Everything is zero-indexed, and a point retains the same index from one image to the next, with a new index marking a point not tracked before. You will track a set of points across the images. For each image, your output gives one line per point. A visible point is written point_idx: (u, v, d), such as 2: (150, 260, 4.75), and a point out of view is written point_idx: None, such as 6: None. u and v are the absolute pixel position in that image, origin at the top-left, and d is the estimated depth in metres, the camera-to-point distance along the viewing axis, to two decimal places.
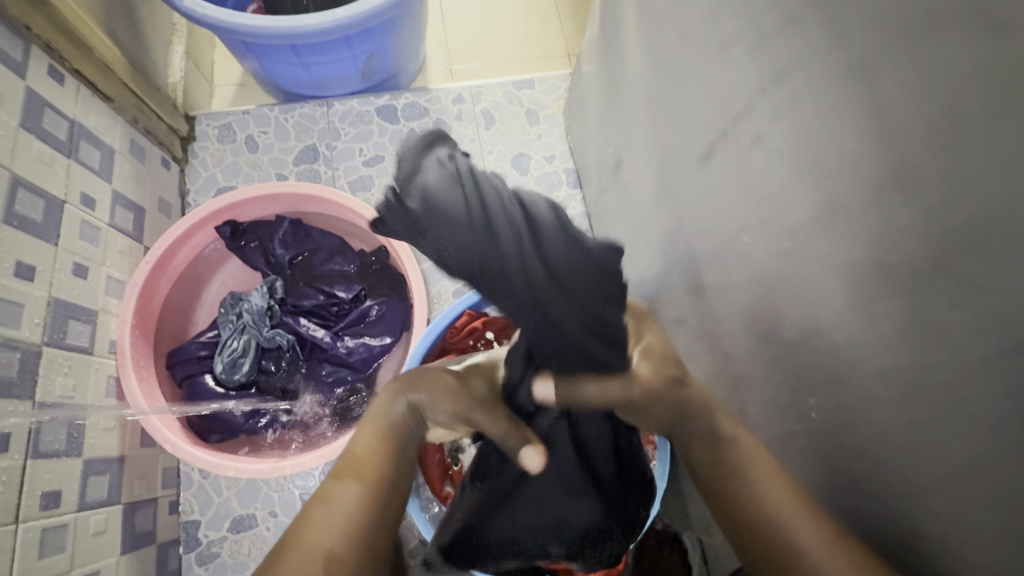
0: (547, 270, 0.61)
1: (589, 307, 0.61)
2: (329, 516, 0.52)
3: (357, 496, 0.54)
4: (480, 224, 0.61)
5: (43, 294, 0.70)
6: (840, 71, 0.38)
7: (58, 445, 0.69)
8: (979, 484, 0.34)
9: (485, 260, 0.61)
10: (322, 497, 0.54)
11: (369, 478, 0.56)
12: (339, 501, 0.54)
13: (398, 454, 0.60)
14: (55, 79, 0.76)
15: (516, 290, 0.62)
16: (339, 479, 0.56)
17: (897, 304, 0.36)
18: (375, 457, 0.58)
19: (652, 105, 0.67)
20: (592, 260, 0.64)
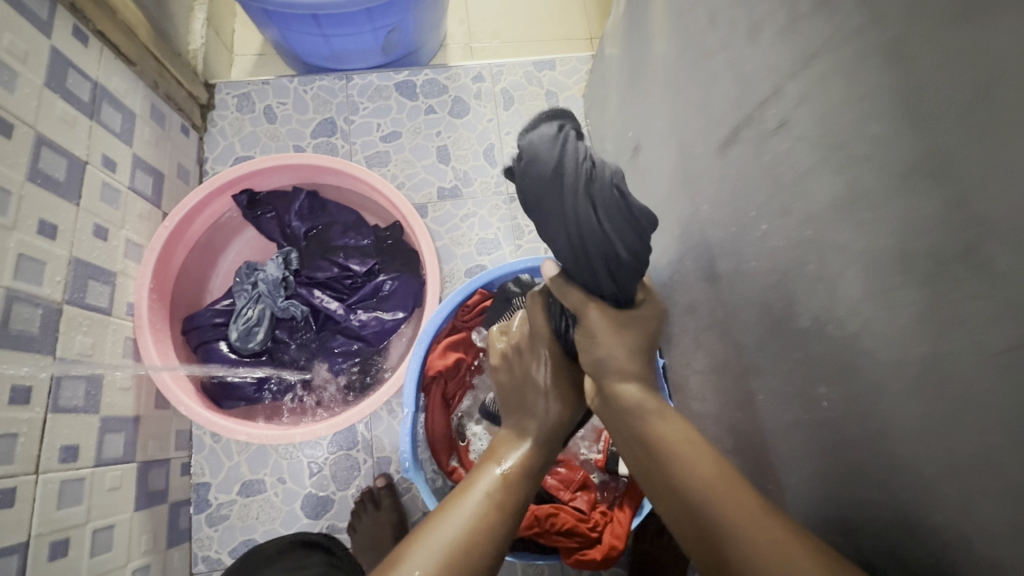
0: (601, 231, 0.49)
1: (623, 260, 0.51)
2: (464, 532, 0.49)
3: (496, 523, 0.51)
4: (558, 166, 0.46)
5: (64, 253, 0.71)
6: (873, 54, 0.37)
7: (76, 401, 0.71)
8: (987, 475, 0.34)
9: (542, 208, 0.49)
10: (466, 502, 0.52)
11: (511, 507, 0.52)
12: (480, 520, 0.50)
13: (536, 479, 0.56)
14: (78, 39, 0.76)
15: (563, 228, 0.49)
16: (488, 490, 0.52)
17: (918, 294, 0.36)
18: (519, 484, 0.54)
19: (675, 90, 0.66)
20: (633, 215, 0.50)
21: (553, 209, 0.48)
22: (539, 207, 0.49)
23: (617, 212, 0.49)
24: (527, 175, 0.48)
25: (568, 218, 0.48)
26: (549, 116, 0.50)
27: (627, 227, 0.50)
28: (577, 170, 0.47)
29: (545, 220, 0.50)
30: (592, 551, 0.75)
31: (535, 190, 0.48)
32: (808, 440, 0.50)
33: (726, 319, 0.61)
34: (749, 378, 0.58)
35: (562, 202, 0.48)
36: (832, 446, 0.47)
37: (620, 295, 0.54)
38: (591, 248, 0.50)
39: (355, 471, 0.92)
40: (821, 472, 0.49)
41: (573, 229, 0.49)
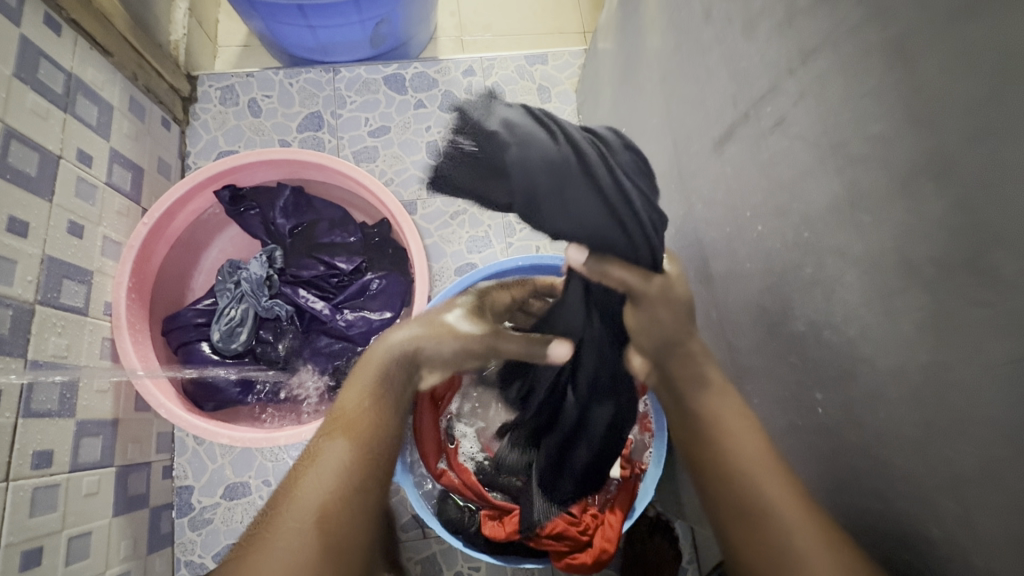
0: (629, 188, 0.49)
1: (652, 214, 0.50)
2: (317, 471, 0.50)
3: (345, 451, 0.52)
4: (557, 150, 0.46)
5: (37, 252, 0.68)
6: (876, 50, 0.35)
7: (50, 405, 0.68)
8: (988, 488, 0.33)
9: (564, 192, 0.46)
10: (312, 454, 0.52)
11: (352, 427, 0.54)
12: (333, 455, 0.51)
13: (385, 403, 0.59)
14: (51, 28, 0.73)
15: (595, 206, 0.47)
16: (333, 434, 0.54)
17: (919, 300, 0.35)
18: (358, 411, 0.56)
19: (669, 86, 0.65)
20: (642, 166, 0.51)
21: (573, 195, 0.46)
22: (562, 186, 0.46)
23: (633, 164, 0.50)
24: (531, 169, 0.45)
25: (592, 199, 0.47)
26: (493, 105, 0.49)
27: (642, 181, 0.51)
28: (571, 138, 0.47)
29: (573, 192, 0.46)
30: (583, 555, 0.76)
31: (546, 181, 0.46)
32: (803, 447, 0.50)
33: (719, 322, 0.60)
34: (744, 380, 0.57)
35: (583, 184, 0.46)
36: (827, 452, 0.46)
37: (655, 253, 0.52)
38: (632, 203, 0.48)
39: None
40: (818, 479, 0.48)
41: (608, 185, 0.47)
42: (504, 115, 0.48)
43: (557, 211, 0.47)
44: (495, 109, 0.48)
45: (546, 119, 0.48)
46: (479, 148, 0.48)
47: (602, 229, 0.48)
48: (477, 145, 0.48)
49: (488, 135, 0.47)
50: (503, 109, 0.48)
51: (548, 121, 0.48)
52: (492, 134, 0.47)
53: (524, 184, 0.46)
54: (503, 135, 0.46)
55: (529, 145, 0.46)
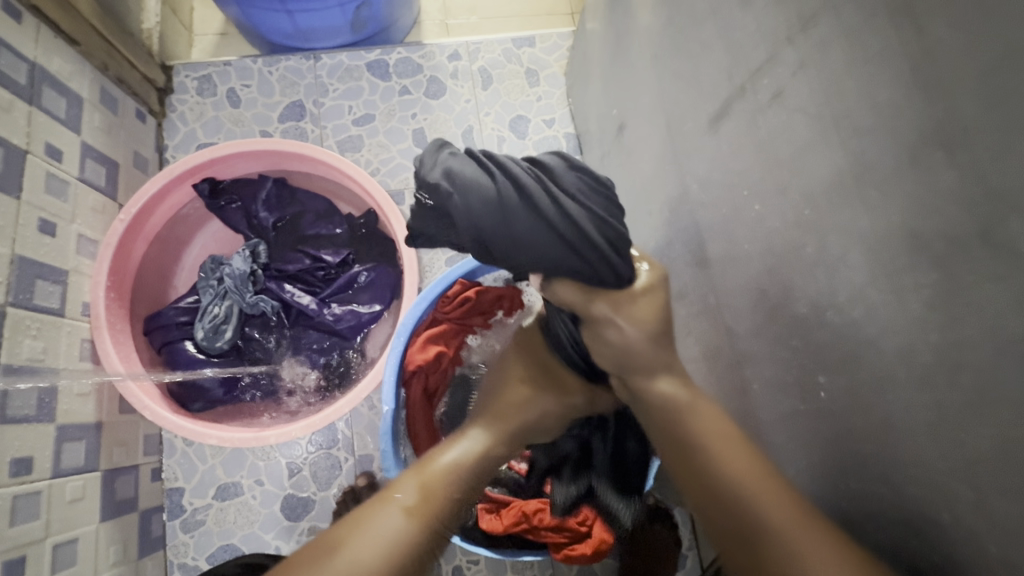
0: (581, 210, 0.50)
1: (612, 231, 0.51)
2: (380, 550, 0.46)
3: (411, 537, 0.48)
4: (497, 188, 0.47)
5: (5, 252, 0.66)
6: (882, 11, 0.33)
7: (27, 410, 0.66)
8: (1004, 472, 0.31)
9: (512, 232, 0.48)
10: (380, 519, 0.48)
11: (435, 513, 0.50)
12: (398, 532, 0.47)
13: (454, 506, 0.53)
14: (11, 15, 0.69)
15: (545, 239, 0.49)
16: (407, 512, 0.49)
17: (928, 277, 0.33)
18: (450, 484, 0.53)
19: (661, 63, 0.62)
20: (603, 189, 0.52)
21: (520, 232, 0.48)
22: (505, 227, 0.48)
23: (584, 187, 0.51)
24: (475, 216, 0.47)
25: (540, 231, 0.48)
26: (436, 154, 0.51)
27: (597, 202, 0.51)
28: (513, 176, 0.49)
29: (517, 230, 0.48)
30: (582, 546, 0.73)
31: (492, 224, 0.48)
32: (804, 432, 0.48)
33: (717, 306, 0.58)
34: (743, 366, 0.55)
35: (528, 222, 0.48)
36: (833, 438, 0.45)
37: (618, 271, 0.52)
38: (585, 226, 0.49)
39: (336, 470, 0.89)
40: (823, 466, 0.47)
41: (554, 217, 0.49)
42: (447, 161, 0.50)
43: (504, 249, 0.49)
44: (439, 157, 0.51)
45: (486, 160, 0.50)
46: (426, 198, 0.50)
47: (559, 254, 0.50)
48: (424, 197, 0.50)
49: (432, 188, 0.49)
50: (443, 158, 0.51)
51: (486, 161, 0.50)
52: (435, 186, 0.49)
53: (469, 229, 0.48)
54: (447, 186, 0.48)
55: (468, 193, 0.47)
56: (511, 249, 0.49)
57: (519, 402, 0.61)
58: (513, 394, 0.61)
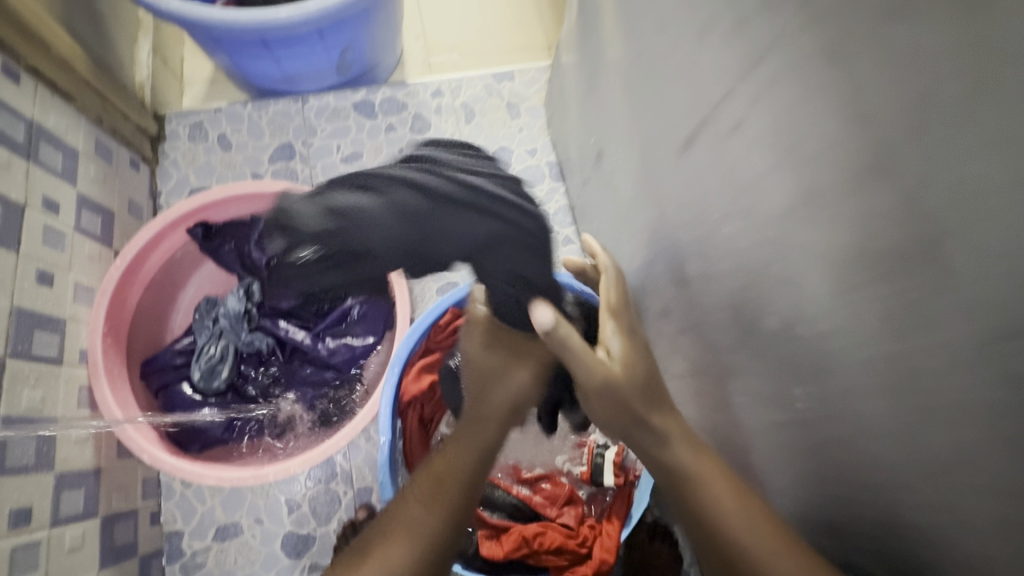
0: (468, 181, 0.58)
1: (503, 187, 0.60)
2: (408, 539, 0.53)
3: (433, 521, 0.54)
4: (387, 202, 0.55)
5: (5, 304, 0.67)
6: (820, 53, 0.36)
7: (27, 461, 0.66)
8: (964, 471, 0.34)
9: (423, 227, 0.55)
10: (401, 518, 0.54)
11: (450, 499, 0.55)
12: (418, 523, 0.54)
13: (476, 481, 0.58)
14: (9, 77, 0.72)
15: (453, 216, 0.55)
16: (419, 502, 0.55)
17: (881, 292, 0.35)
18: (460, 469, 0.58)
19: (631, 95, 0.66)
20: (472, 160, 0.63)
21: (430, 234, 0.55)
22: (416, 230, 0.55)
23: (455, 164, 0.61)
24: (388, 238, 0.55)
25: (445, 216, 0.55)
26: (318, 198, 0.60)
27: (478, 170, 0.61)
28: (391, 188, 0.57)
29: (425, 219, 0.55)
30: (582, 567, 0.74)
31: (395, 233, 0.55)
32: (787, 441, 0.50)
33: (698, 323, 0.61)
34: (726, 380, 0.58)
35: (428, 214, 0.55)
36: (814, 447, 0.47)
37: (533, 219, 0.59)
38: (477, 189, 0.57)
39: (336, 504, 0.89)
40: (808, 473, 0.49)
41: (457, 192, 0.56)
42: (329, 201, 0.58)
43: (430, 251, 0.57)
44: (324, 198, 0.59)
45: (360, 185, 0.59)
46: (332, 237, 0.57)
47: (482, 230, 0.56)
48: (324, 237, 0.57)
49: (331, 228, 0.56)
50: (324, 200, 0.59)
51: (359, 187, 0.58)
52: (332, 227, 0.56)
53: (387, 240, 0.55)
54: (339, 221, 0.56)
55: (363, 217, 0.55)
56: (437, 245, 0.56)
57: (500, 370, 0.64)
58: (498, 366, 0.64)
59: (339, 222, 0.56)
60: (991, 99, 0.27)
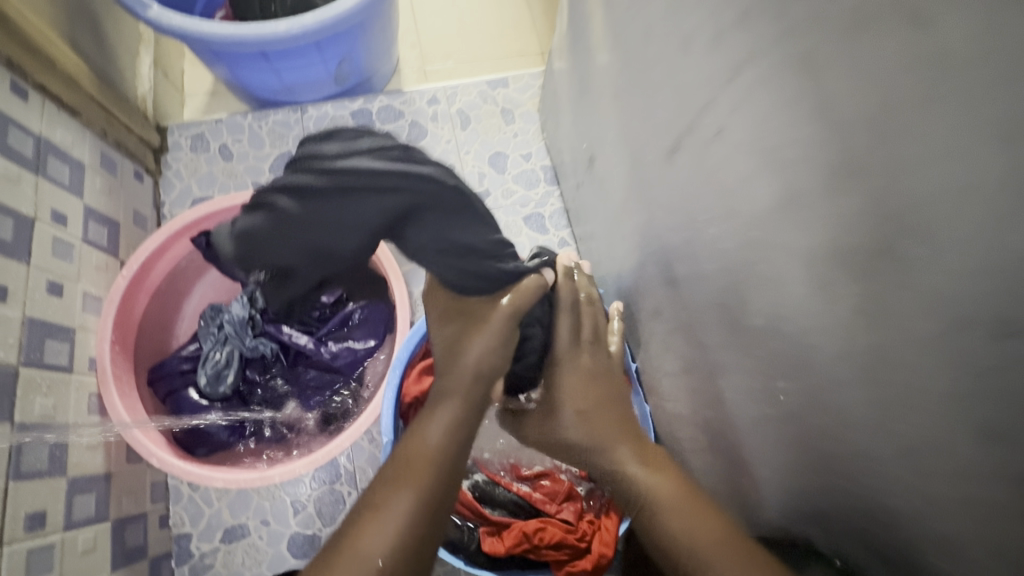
0: (328, 176, 0.52)
1: (365, 171, 0.52)
2: (392, 523, 0.52)
3: (412, 502, 0.53)
4: (266, 222, 0.61)
5: (17, 314, 0.69)
6: (791, 65, 0.38)
7: (40, 466, 0.68)
8: (933, 455, 0.36)
9: (300, 236, 0.58)
10: (378, 502, 0.54)
11: (428, 477, 0.55)
12: (401, 506, 0.53)
13: (456, 458, 0.58)
14: (18, 94, 0.75)
15: (327, 224, 0.55)
16: (393, 484, 0.54)
17: (853, 288, 0.38)
18: (438, 451, 0.57)
19: (620, 102, 0.68)
20: (354, 137, 0.54)
21: (290, 245, 0.60)
22: (284, 240, 0.60)
23: (325, 150, 0.53)
24: (264, 250, 0.65)
25: (322, 224, 0.56)
26: (247, 214, 0.66)
27: (345, 154, 0.53)
28: (268, 204, 0.59)
29: (306, 226, 0.57)
30: (582, 562, 0.77)
31: (284, 245, 0.61)
32: (773, 432, 0.53)
33: (688, 321, 0.63)
34: (715, 376, 0.60)
35: (301, 224, 0.56)
36: (797, 437, 0.49)
37: (405, 200, 0.53)
38: (341, 183, 0.52)
39: (340, 505, 0.91)
40: (792, 462, 0.52)
41: (321, 180, 0.53)
42: (247, 224, 0.65)
43: (321, 245, 0.59)
44: (248, 216, 0.65)
45: (259, 201, 0.62)
46: (263, 253, 0.66)
47: (364, 230, 0.56)
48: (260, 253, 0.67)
49: (253, 243, 0.65)
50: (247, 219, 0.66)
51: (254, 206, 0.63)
52: (251, 242, 0.66)
53: (293, 251, 0.61)
54: (252, 241, 0.66)
55: (266, 237, 0.62)
56: (325, 239, 0.58)
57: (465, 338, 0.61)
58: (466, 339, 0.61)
59: (256, 239, 0.64)
60: (941, 108, 0.29)
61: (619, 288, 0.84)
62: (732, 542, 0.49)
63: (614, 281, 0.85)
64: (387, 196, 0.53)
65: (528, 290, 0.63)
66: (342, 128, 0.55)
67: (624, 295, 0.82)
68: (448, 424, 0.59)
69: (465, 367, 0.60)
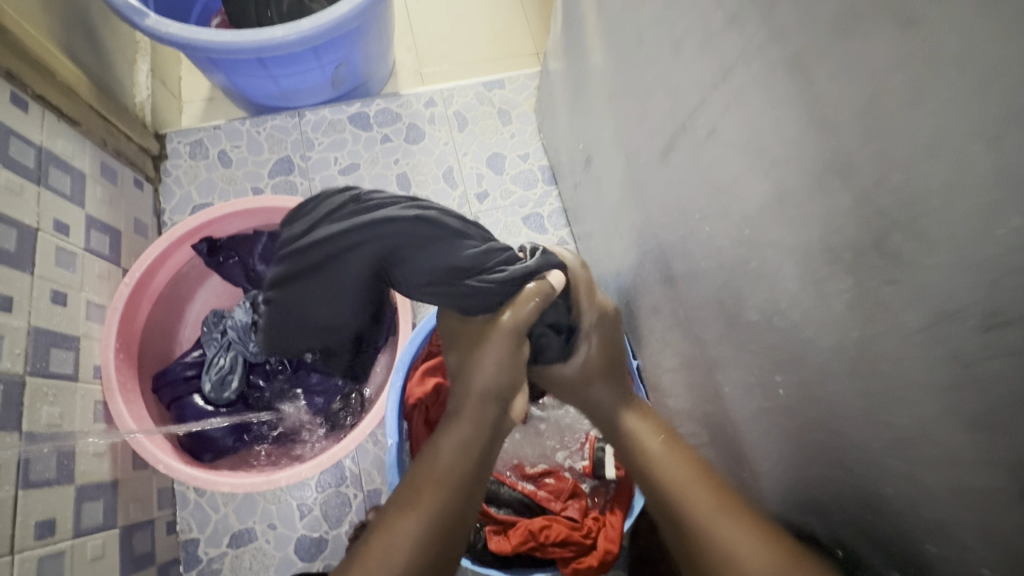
0: (302, 257, 0.57)
1: (328, 241, 0.56)
2: (400, 546, 0.51)
3: (423, 525, 0.52)
4: (277, 319, 0.65)
5: (22, 324, 0.70)
6: (780, 65, 0.39)
7: (48, 474, 0.69)
8: (926, 444, 0.37)
9: (314, 313, 0.62)
10: (388, 524, 0.53)
11: (438, 499, 0.53)
12: (409, 530, 0.52)
13: (472, 478, 0.56)
14: (18, 106, 0.75)
15: (322, 296, 0.60)
16: (402, 509, 0.53)
17: (844, 283, 0.39)
18: (450, 473, 0.55)
19: (615, 102, 0.69)
20: (311, 218, 0.57)
21: (308, 326, 0.65)
22: (307, 328, 0.65)
23: (294, 243, 0.58)
24: (284, 343, 0.69)
25: (321, 300, 0.61)
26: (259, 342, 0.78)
27: (309, 232, 0.57)
28: (270, 300, 0.64)
29: (316, 310, 0.62)
30: (588, 559, 0.77)
31: (297, 333, 0.66)
32: (771, 426, 0.54)
33: (686, 318, 0.64)
34: (714, 372, 0.61)
35: (309, 310, 0.62)
36: (794, 430, 0.50)
37: (370, 252, 0.57)
38: (316, 259, 0.57)
39: (346, 507, 0.92)
40: (789, 455, 0.52)
41: (298, 264, 0.57)
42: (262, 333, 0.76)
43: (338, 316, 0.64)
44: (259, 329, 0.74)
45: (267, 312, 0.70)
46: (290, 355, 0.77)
47: (358, 288, 0.61)
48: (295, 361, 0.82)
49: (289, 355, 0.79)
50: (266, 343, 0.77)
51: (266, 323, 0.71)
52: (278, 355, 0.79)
53: (315, 338, 0.68)
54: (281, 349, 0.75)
55: (283, 339, 0.68)
56: (335, 308, 0.63)
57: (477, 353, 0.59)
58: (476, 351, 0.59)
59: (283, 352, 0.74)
60: (925, 106, 0.30)
61: (618, 286, 0.84)
62: (760, 534, 0.49)
63: (613, 279, 0.86)
64: (355, 253, 0.57)
65: (529, 300, 0.59)
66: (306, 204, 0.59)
67: (623, 293, 0.82)
68: (462, 445, 0.56)
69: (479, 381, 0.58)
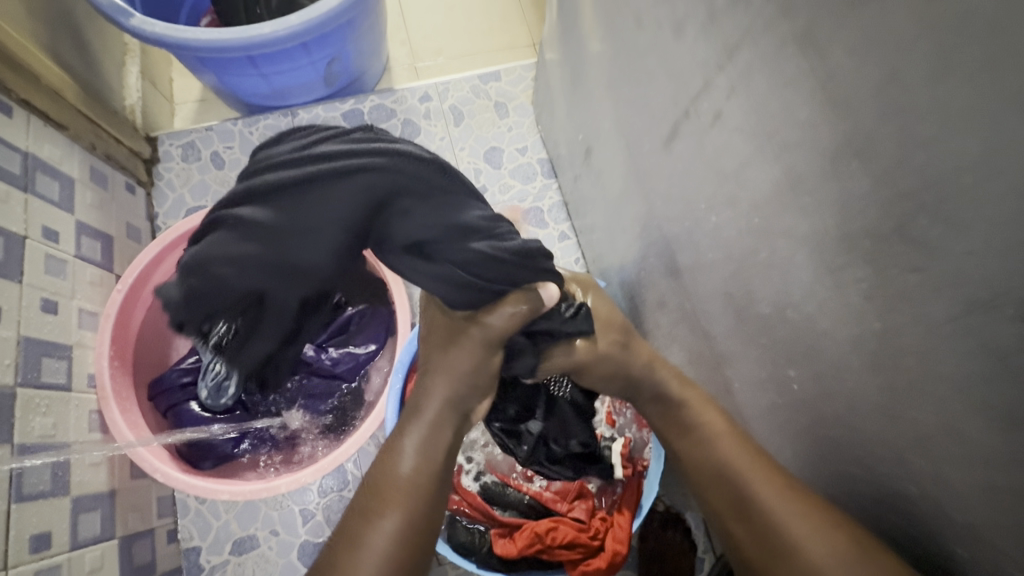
0: (295, 175, 0.46)
1: (336, 162, 0.46)
2: (372, 552, 0.51)
3: (393, 527, 0.52)
4: (221, 259, 0.51)
5: (11, 334, 0.68)
6: (789, 42, 0.37)
7: (42, 486, 0.67)
8: (951, 441, 0.35)
9: (273, 256, 0.49)
10: (354, 533, 0.53)
11: (403, 501, 0.54)
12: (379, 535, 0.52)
13: (437, 480, 0.56)
14: (2, 111, 0.73)
15: (296, 233, 0.47)
16: (367, 515, 0.53)
17: (862, 272, 0.36)
18: (411, 476, 0.55)
19: (615, 90, 0.66)
20: (313, 140, 0.48)
21: (259, 271, 0.51)
22: (257, 278, 0.51)
23: (287, 159, 0.47)
24: (217, 302, 0.54)
25: (293, 238, 0.48)
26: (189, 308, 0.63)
27: (311, 151, 0.47)
28: (226, 232, 0.50)
29: (279, 250, 0.48)
30: (596, 560, 0.75)
31: (244, 283, 0.52)
32: (785, 422, 0.52)
33: (693, 312, 0.61)
34: (723, 368, 0.58)
35: (273, 249, 0.49)
36: (809, 426, 0.48)
37: (381, 187, 0.47)
38: (311, 180, 0.46)
39: None
40: (808, 451, 0.50)
41: (290, 180, 0.46)
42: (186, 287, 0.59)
43: (305, 265, 0.51)
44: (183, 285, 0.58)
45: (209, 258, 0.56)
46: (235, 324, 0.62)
47: (343, 238, 0.49)
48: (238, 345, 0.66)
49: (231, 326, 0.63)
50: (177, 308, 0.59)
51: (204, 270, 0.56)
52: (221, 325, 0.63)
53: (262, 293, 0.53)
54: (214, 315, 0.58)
55: (218, 292, 0.53)
56: (311, 253, 0.49)
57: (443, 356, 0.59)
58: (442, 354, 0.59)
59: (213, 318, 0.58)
60: (951, 79, 0.27)
61: (622, 280, 0.82)
62: (824, 517, 0.47)
63: (617, 273, 0.83)
64: (361, 179, 0.46)
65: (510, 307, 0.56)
66: (295, 130, 0.50)
67: (627, 287, 0.80)
68: (422, 449, 0.57)
69: (443, 381, 0.58)
